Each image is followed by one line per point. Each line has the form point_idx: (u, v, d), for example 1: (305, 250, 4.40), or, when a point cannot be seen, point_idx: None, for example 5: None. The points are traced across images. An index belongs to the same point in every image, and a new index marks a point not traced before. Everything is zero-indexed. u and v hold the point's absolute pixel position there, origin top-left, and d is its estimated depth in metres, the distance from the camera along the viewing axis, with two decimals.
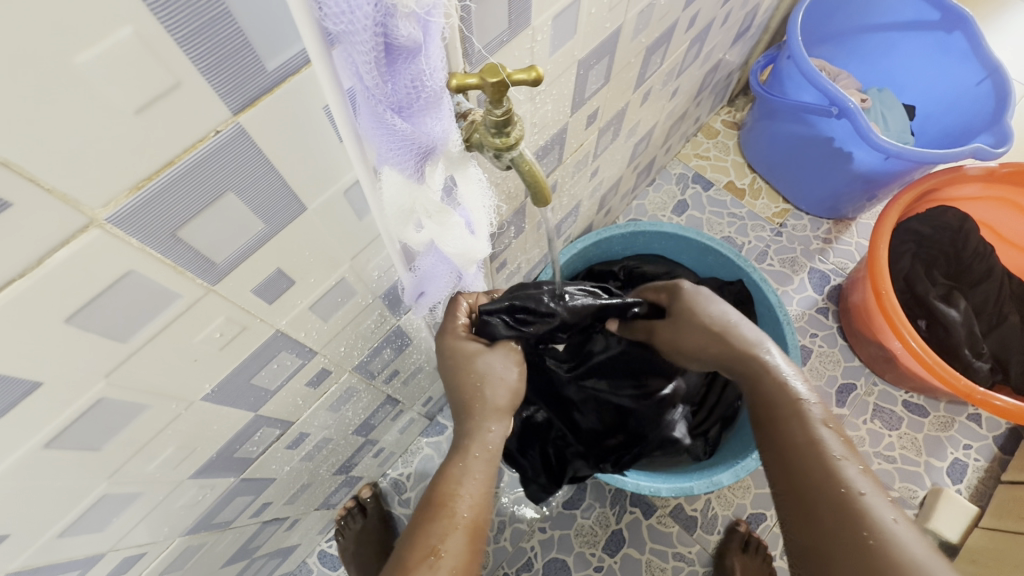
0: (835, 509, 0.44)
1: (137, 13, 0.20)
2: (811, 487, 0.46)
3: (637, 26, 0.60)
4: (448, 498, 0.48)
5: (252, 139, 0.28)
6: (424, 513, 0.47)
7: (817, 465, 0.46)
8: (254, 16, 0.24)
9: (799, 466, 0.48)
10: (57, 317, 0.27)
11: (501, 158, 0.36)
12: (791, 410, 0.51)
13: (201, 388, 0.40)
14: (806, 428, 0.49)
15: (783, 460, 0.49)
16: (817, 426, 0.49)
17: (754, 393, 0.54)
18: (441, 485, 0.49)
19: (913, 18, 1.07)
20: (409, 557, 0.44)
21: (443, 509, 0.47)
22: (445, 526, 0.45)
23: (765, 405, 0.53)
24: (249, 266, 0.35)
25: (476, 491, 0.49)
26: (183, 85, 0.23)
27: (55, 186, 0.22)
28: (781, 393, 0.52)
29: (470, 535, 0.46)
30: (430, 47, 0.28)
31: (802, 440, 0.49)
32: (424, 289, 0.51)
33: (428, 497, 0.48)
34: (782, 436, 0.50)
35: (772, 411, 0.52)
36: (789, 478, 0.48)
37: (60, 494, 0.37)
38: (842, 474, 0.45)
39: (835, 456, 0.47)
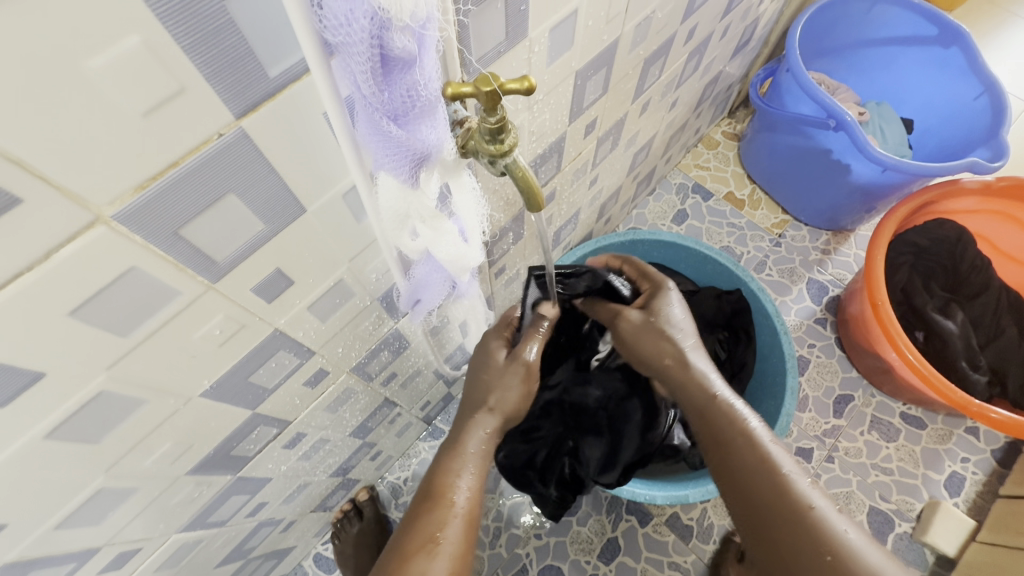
0: (795, 528, 0.46)
1: (145, 22, 0.22)
2: (770, 508, 0.47)
3: (634, 39, 0.61)
4: (446, 489, 0.49)
5: (253, 142, 0.29)
6: (423, 504, 0.49)
7: (770, 485, 0.48)
8: (257, 25, 0.25)
9: (754, 488, 0.49)
10: (62, 310, 0.28)
11: (495, 164, 0.37)
12: (736, 430, 0.51)
13: (200, 384, 0.41)
14: (754, 449, 0.50)
15: (738, 482, 0.50)
16: (764, 442, 0.50)
17: (700, 418, 0.53)
18: (440, 475, 0.51)
19: (910, 33, 1.09)
20: (408, 546, 0.46)
21: (440, 500, 0.49)
22: (443, 516, 0.47)
23: (712, 429, 0.52)
24: (249, 265, 0.36)
25: (472, 482, 0.50)
26: (187, 91, 0.24)
27: (63, 184, 0.23)
28: (726, 415, 0.52)
29: (467, 523, 0.48)
30: (424, 59, 0.29)
31: (753, 461, 0.49)
32: (420, 296, 0.52)
33: (427, 488, 0.50)
34: (732, 458, 0.50)
35: (720, 433, 0.52)
36: (748, 501, 0.49)
37: (59, 485, 0.38)
38: (796, 491, 0.47)
39: (785, 473, 0.48)
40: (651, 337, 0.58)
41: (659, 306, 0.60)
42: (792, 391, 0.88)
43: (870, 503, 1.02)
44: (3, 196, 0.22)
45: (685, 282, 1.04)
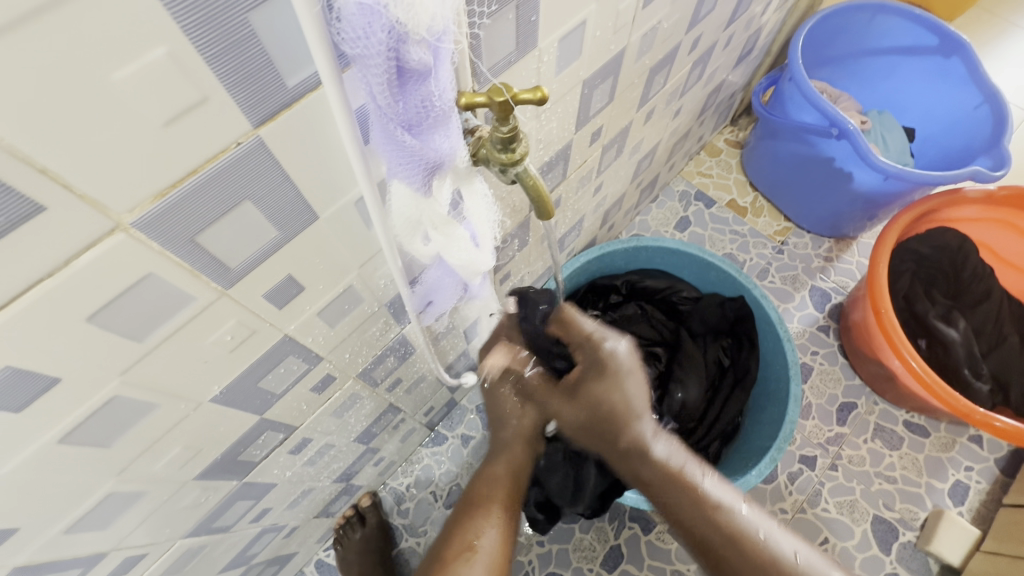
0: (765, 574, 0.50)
1: (170, 33, 0.22)
2: (739, 562, 0.51)
3: (641, 48, 0.62)
4: (485, 498, 0.54)
5: (270, 151, 0.30)
6: (462, 511, 0.53)
7: (735, 546, 0.51)
8: (277, 36, 0.25)
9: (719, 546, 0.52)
10: (79, 316, 0.28)
11: (506, 172, 0.37)
12: (691, 495, 0.53)
13: (210, 389, 0.41)
14: (711, 513, 0.52)
15: (705, 544, 0.52)
16: (715, 500, 0.53)
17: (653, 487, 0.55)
18: (477, 485, 0.55)
19: (911, 43, 1.10)
20: (447, 551, 0.49)
21: (480, 504, 0.53)
22: (482, 520, 0.51)
23: (668, 497, 0.54)
24: (262, 272, 0.36)
25: (508, 488, 0.55)
26: (209, 101, 0.25)
27: (86, 191, 0.24)
28: (674, 481, 0.54)
29: (505, 526, 0.52)
30: (439, 70, 0.29)
31: (712, 523, 0.52)
32: (433, 298, 0.52)
33: (467, 497, 0.54)
34: (694, 523, 0.53)
35: (677, 501, 0.53)
36: (716, 559, 0.52)
37: (69, 490, 0.38)
38: (756, 541, 0.51)
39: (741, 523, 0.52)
40: (591, 415, 0.56)
41: (598, 393, 0.55)
42: (796, 398, 0.87)
43: (874, 512, 1.02)
44: (28, 202, 0.22)
45: (689, 289, 1.05)
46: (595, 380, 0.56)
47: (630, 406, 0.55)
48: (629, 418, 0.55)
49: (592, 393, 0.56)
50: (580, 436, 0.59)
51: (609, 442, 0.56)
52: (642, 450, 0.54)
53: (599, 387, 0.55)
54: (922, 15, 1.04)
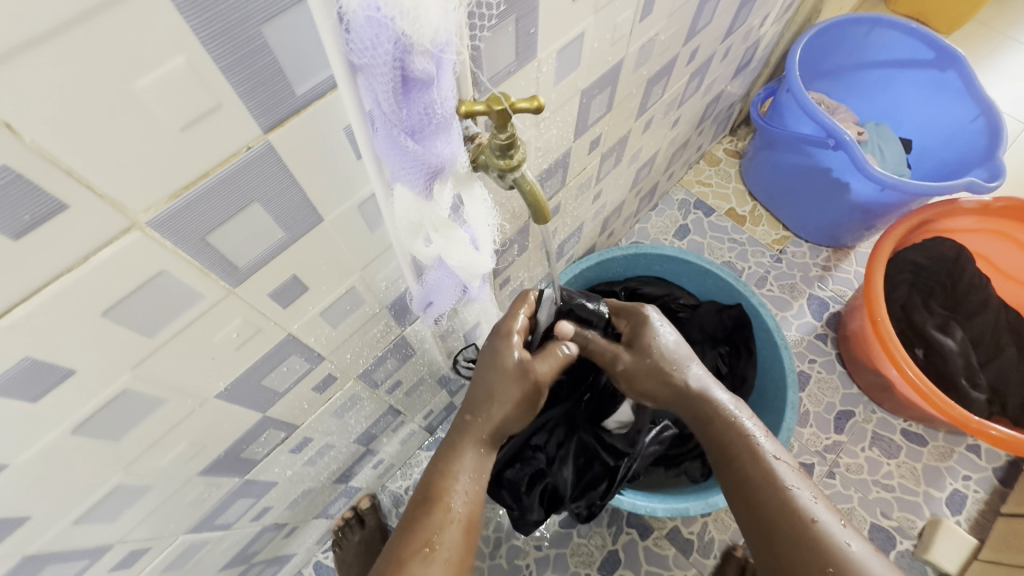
0: (795, 542, 0.48)
1: (189, 46, 0.23)
2: (775, 522, 0.50)
3: (638, 59, 0.63)
4: (444, 493, 0.51)
5: (279, 155, 0.31)
6: (420, 508, 0.51)
7: (776, 503, 0.50)
8: (288, 49, 0.27)
9: (758, 500, 0.51)
10: (95, 311, 0.29)
11: (504, 178, 0.38)
12: (744, 444, 0.54)
13: (216, 386, 0.42)
14: (761, 462, 0.53)
15: (741, 495, 0.53)
16: (768, 457, 0.53)
17: (707, 433, 0.56)
18: (438, 479, 0.52)
19: (908, 56, 1.11)
20: (404, 549, 0.48)
21: (442, 506, 0.50)
22: (440, 520, 0.49)
23: (723, 444, 0.55)
24: (268, 271, 0.37)
25: (471, 490, 0.52)
26: (223, 107, 0.26)
27: (106, 191, 0.25)
28: (728, 428, 0.55)
29: (464, 530, 0.50)
30: (441, 80, 0.31)
31: (757, 474, 0.52)
32: (433, 299, 0.54)
33: (425, 492, 0.52)
34: (738, 470, 0.53)
35: (729, 448, 0.54)
36: (752, 516, 0.51)
37: (78, 482, 0.39)
38: (797, 505, 0.50)
39: (787, 485, 0.51)
40: (654, 375, 0.59)
41: (650, 339, 0.60)
42: (793, 406, 0.88)
43: (871, 520, 1.02)
44: (53, 202, 0.24)
45: (686, 296, 1.06)
46: (643, 334, 0.61)
47: (677, 352, 0.59)
48: (682, 362, 0.58)
49: (646, 340, 0.60)
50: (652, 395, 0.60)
51: (671, 393, 0.58)
52: (703, 397, 0.57)
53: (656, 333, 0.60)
54: (918, 29, 1.06)
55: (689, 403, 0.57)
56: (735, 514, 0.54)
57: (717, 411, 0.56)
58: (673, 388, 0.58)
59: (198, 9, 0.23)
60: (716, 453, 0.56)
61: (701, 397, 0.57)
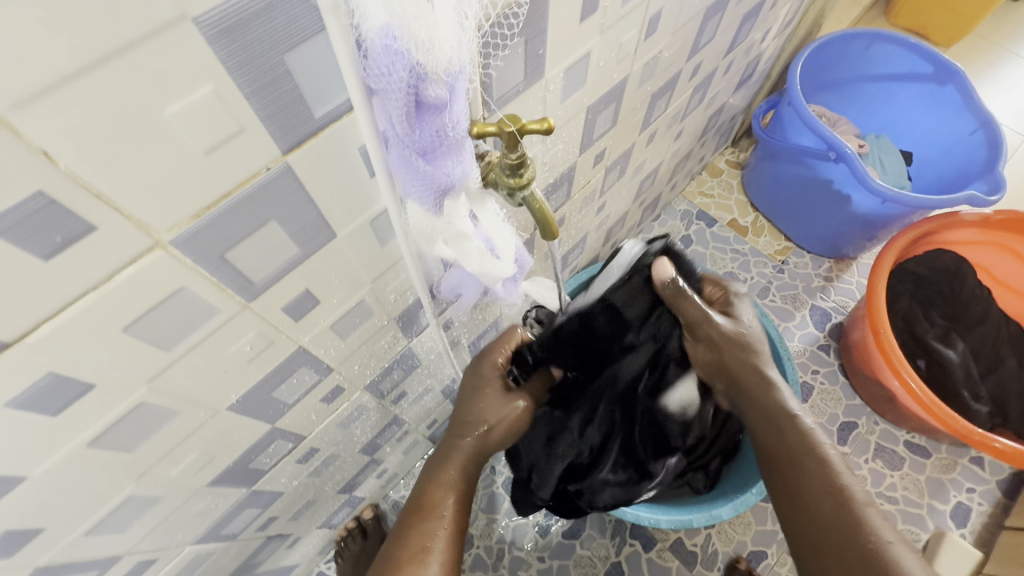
0: (863, 552, 0.51)
1: (217, 75, 0.24)
2: (842, 529, 0.52)
3: (643, 76, 0.65)
4: (437, 503, 0.55)
5: (297, 175, 0.32)
6: (415, 516, 0.54)
7: (843, 512, 0.53)
8: (309, 75, 0.28)
9: (822, 507, 0.54)
10: (116, 327, 0.30)
11: (514, 196, 0.39)
12: (811, 450, 0.57)
13: (227, 398, 0.43)
14: (825, 471, 0.55)
15: (803, 500, 0.56)
16: (837, 470, 0.56)
17: (774, 435, 0.60)
18: (430, 490, 0.56)
19: (907, 70, 1.13)
20: (402, 554, 0.51)
21: (435, 514, 0.54)
22: (435, 528, 0.53)
23: (788, 447, 0.58)
24: (282, 286, 0.38)
25: (462, 500, 0.56)
26: (246, 131, 0.27)
27: (132, 213, 0.26)
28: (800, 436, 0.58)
29: (456, 536, 0.53)
30: (454, 104, 0.32)
31: (824, 485, 0.55)
32: (461, 292, 0.55)
33: (419, 501, 0.55)
34: (804, 479, 0.56)
35: (792, 450, 0.58)
36: (814, 521, 0.54)
37: (93, 493, 0.39)
38: (864, 518, 0.52)
39: (856, 500, 0.54)
40: (734, 347, 0.62)
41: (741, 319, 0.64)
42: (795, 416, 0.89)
43: None
44: (82, 223, 0.25)
45: None
46: (732, 312, 0.64)
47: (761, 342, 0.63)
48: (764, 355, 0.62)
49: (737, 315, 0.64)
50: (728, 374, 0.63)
51: (745, 374, 0.61)
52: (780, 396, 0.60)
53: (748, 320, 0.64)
54: (917, 43, 1.08)
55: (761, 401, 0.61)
56: (793, 517, 0.56)
57: (791, 414, 0.59)
58: (749, 372, 0.61)
59: (225, 40, 0.24)
60: (779, 457, 0.59)
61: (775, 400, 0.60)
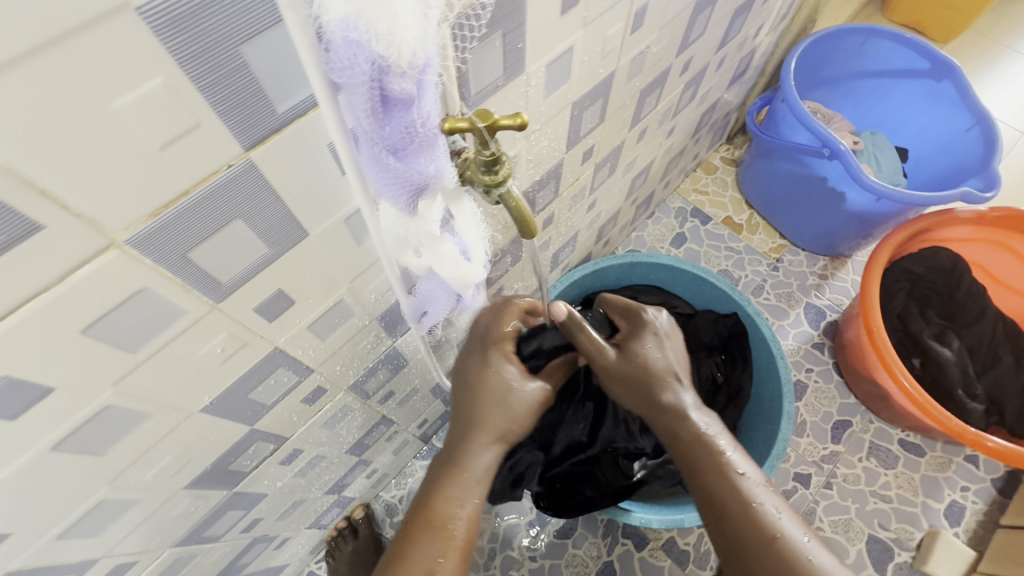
0: (768, 555, 0.49)
1: (166, 66, 0.23)
2: (744, 535, 0.51)
3: (631, 71, 0.64)
4: (447, 520, 0.50)
5: (262, 172, 0.31)
6: (421, 532, 0.50)
7: (744, 519, 0.51)
8: (269, 68, 0.27)
9: (725, 515, 0.52)
10: (74, 330, 0.29)
11: (490, 193, 0.38)
12: (714, 459, 0.54)
13: (201, 400, 0.42)
14: (728, 481, 0.53)
15: (711, 511, 0.53)
16: (737, 475, 0.53)
17: (676, 447, 0.56)
18: (440, 505, 0.51)
19: (903, 66, 1.12)
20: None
21: (445, 532, 0.50)
22: (443, 547, 0.49)
23: (695, 462, 0.54)
24: (253, 286, 0.37)
25: (472, 518, 0.51)
26: (202, 126, 0.26)
27: (83, 212, 0.25)
28: (700, 443, 0.54)
29: (465, 556, 0.50)
30: (424, 99, 0.31)
31: (727, 494, 0.52)
32: (427, 309, 0.54)
33: (426, 515, 0.51)
34: (706, 488, 0.53)
35: (696, 463, 0.54)
36: (723, 531, 0.52)
37: (63, 497, 0.39)
38: (763, 520, 0.51)
39: (757, 503, 0.51)
40: (634, 377, 0.57)
41: (640, 348, 0.57)
42: (788, 415, 0.88)
43: (869, 532, 1.02)
44: (27, 221, 0.24)
45: (683, 304, 1.05)
46: (637, 339, 0.58)
47: (664, 363, 0.57)
48: (667, 377, 0.56)
49: (637, 346, 0.57)
50: (625, 398, 0.59)
51: (647, 403, 0.57)
52: (679, 408, 0.56)
53: (648, 349, 0.57)
54: (913, 39, 1.07)
55: (660, 414, 0.57)
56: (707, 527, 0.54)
57: (692, 422, 0.55)
58: (652, 399, 0.56)
59: (173, 30, 0.23)
60: (685, 468, 0.55)
61: (677, 412, 0.56)
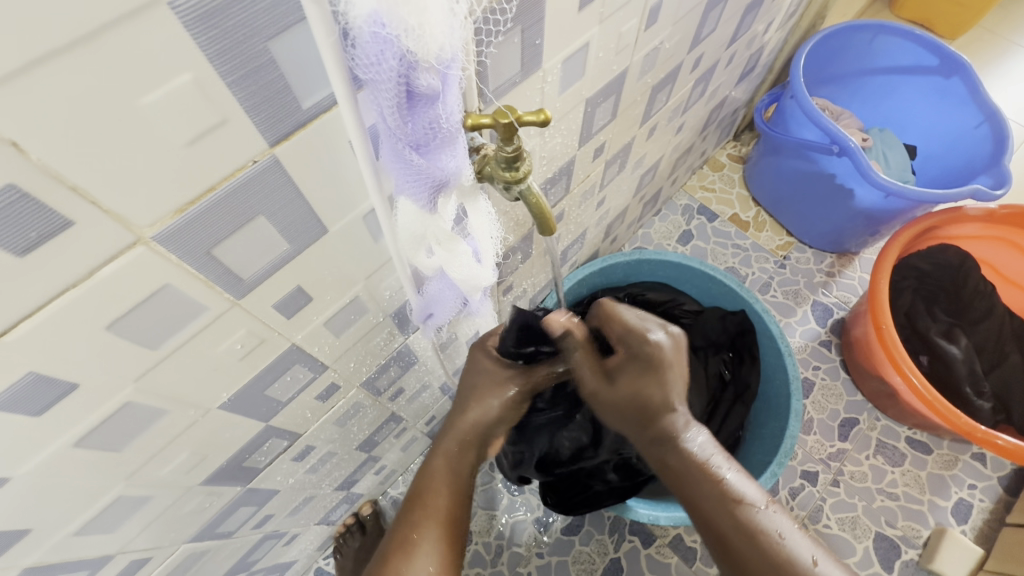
0: None
1: (197, 62, 0.23)
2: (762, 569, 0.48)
3: (643, 67, 0.63)
4: (431, 494, 0.52)
5: (285, 168, 0.31)
6: (407, 506, 0.52)
7: (755, 552, 0.48)
8: (294, 64, 0.27)
9: (737, 550, 0.49)
10: (98, 326, 0.29)
11: (510, 190, 0.38)
12: (714, 492, 0.50)
13: (218, 397, 0.42)
14: (734, 514, 0.49)
15: (719, 547, 0.50)
16: (741, 504, 0.50)
17: (672, 478, 0.53)
18: (424, 479, 0.53)
19: (911, 63, 1.11)
20: (388, 548, 0.48)
21: (424, 505, 0.51)
22: (421, 517, 0.50)
23: (693, 494, 0.51)
24: (272, 283, 0.37)
25: (452, 494, 0.53)
26: (229, 122, 0.26)
27: (112, 208, 0.25)
28: (696, 473, 0.51)
29: (445, 529, 0.50)
30: (447, 95, 0.31)
31: (733, 528, 0.49)
32: (433, 311, 0.53)
33: (411, 493, 0.53)
34: (710, 523, 0.50)
35: (694, 490, 0.51)
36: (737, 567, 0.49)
37: (81, 493, 0.39)
38: (779, 551, 0.48)
39: (768, 532, 0.49)
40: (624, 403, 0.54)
41: (633, 381, 0.53)
42: (797, 413, 0.88)
43: (875, 529, 1.02)
44: (58, 218, 0.24)
45: (690, 302, 1.04)
46: (632, 370, 0.53)
47: (659, 394, 0.52)
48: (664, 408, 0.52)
49: (631, 378, 0.53)
50: (614, 420, 0.57)
51: (642, 428, 0.54)
52: (672, 436, 0.52)
53: (641, 381, 0.53)
54: (922, 35, 1.06)
55: (654, 442, 0.54)
56: (712, 552, 0.52)
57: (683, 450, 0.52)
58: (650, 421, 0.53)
59: (204, 26, 0.23)
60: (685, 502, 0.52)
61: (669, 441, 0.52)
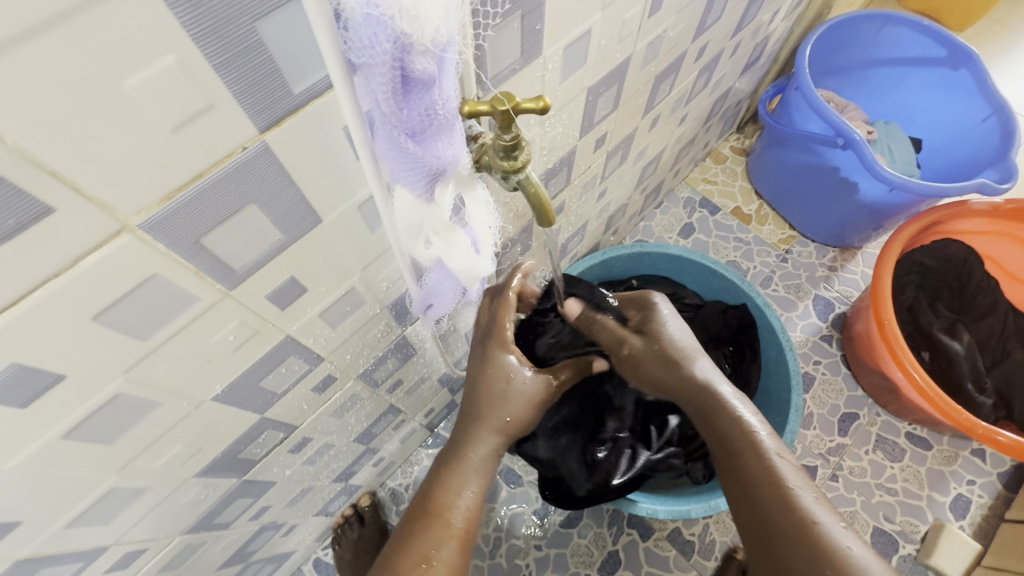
0: (800, 541, 0.48)
1: (182, 43, 0.23)
2: (777, 516, 0.50)
3: (647, 56, 0.62)
4: (445, 508, 0.50)
5: (276, 156, 0.30)
6: (420, 521, 0.49)
7: (776, 499, 0.50)
8: (285, 47, 0.26)
9: (757, 493, 0.51)
10: (85, 316, 0.28)
11: (508, 179, 0.37)
12: (749, 441, 0.53)
13: (212, 388, 0.41)
14: (762, 459, 0.52)
15: (741, 490, 0.53)
16: (771, 454, 0.52)
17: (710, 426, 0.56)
18: (440, 493, 0.51)
19: (919, 54, 1.10)
20: (401, 565, 0.47)
21: (445, 523, 0.49)
22: (440, 536, 0.48)
23: (726, 438, 0.54)
24: (265, 273, 0.36)
25: (471, 512, 0.51)
26: (217, 107, 0.25)
27: (95, 195, 0.24)
28: (734, 423, 0.54)
29: (463, 545, 0.49)
30: (443, 81, 0.30)
31: (758, 471, 0.52)
32: (433, 302, 0.53)
33: (424, 505, 0.51)
34: (739, 467, 0.53)
35: (727, 435, 0.55)
36: (752, 514, 0.52)
37: (72, 485, 0.38)
38: (799, 504, 0.49)
39: (792, 485, 0.51)
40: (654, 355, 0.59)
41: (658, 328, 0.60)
42: (797, 408, 0.87)
43: (874, 524, 1.02)
44: (37, 205, 0.23)
45: (691, 296, 1.03)
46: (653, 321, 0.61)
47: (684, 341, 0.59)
48: (689, 353, 0.58)
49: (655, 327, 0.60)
50: (646, 380, 0.61)
51: (676, 380, 0.58)
52: (711, 386, 0.56)
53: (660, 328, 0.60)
54: (930, 26, 1.04)
55: (692, 394, 0.57)
56: (737, 511, 0.53)
57: (723, 402, 0.56)
58: (678, 376, 0.58)
59: (189, 5, 0.22)
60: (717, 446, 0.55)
61: (705, 389, 0.56)
